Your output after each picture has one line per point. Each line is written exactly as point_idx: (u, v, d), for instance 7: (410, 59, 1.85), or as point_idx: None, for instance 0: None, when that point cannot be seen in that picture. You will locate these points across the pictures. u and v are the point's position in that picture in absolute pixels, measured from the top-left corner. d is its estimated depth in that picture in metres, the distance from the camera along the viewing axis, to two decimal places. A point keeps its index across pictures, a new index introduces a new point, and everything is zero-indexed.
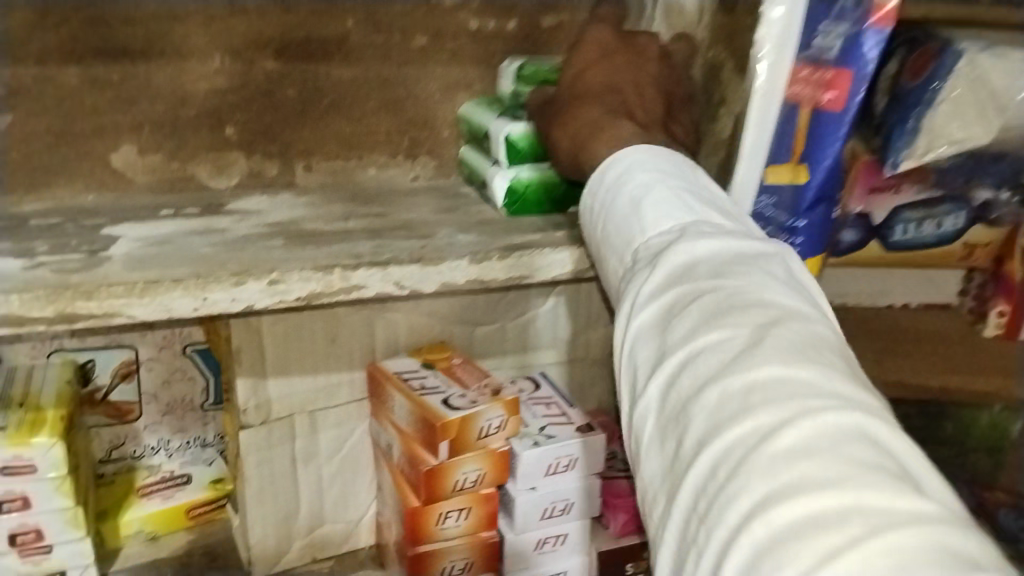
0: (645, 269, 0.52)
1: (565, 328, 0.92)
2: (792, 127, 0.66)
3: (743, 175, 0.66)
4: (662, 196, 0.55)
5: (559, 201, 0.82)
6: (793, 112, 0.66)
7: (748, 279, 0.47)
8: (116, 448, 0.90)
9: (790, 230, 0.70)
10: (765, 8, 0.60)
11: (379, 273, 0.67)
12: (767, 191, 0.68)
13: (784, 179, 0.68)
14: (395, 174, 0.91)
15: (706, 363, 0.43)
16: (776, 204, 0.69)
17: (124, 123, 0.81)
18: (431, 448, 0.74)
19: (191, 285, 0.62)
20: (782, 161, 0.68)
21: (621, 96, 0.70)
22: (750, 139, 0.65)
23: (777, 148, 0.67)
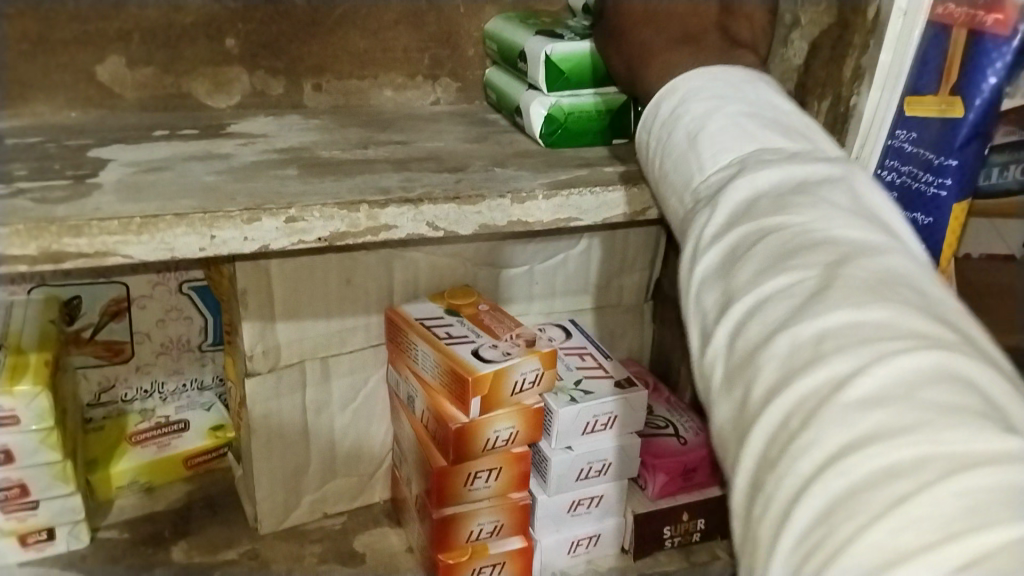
0: (703, 207, 0.40)
1: (596, 273, 0.86)
2: (933, 54, 0.57)
3: (876, 103, 0.60)
4: (726, 126, 0.43)
5: (601, 133, 0.73)
6: (941, 34, 0.57)
7: (814, 210, 0.36)
8: (105, 392, 0.82)
9: (936, 171, 0.59)
10: None
11: (410, 212, 0.59)
12: (904, 125, 0.60)
13: (930, 111, 0.58)
14: (414, 97, 0.82)
15: (773, 310, 0.33)
16: (916, 142, 0.60)
17: (111, 30, 0.71)
18: (461, 405, 0.67)
19: (197, 222, 0.54)
20: (927, 92, 0.58)
21: (674, 18, 0.56)
22: (887, 60, 0.59)
23: (917, 76, 0.58)
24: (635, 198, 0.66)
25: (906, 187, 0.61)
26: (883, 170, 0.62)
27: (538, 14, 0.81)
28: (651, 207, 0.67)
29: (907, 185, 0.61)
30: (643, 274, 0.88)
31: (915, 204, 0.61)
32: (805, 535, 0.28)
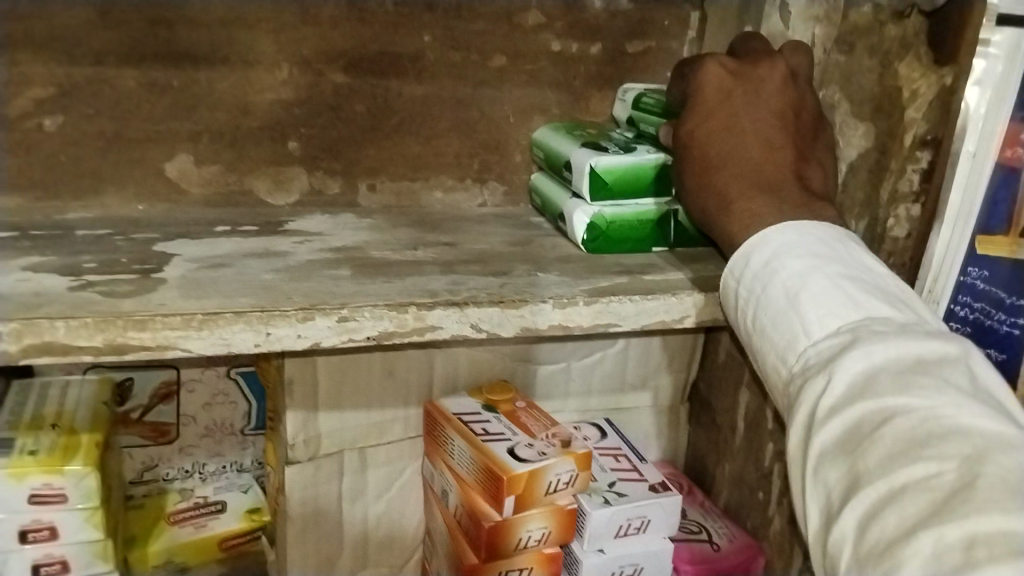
0: (818, 377, 0.48)
1: (633, 373, 0.88)
2: (1005, 195, 0.62)
3: (947, 240, 0.64)
4: (824, 293, 0.51)
5: (642, 241, 0.76)
6: (1008, 178, 0.62)
7: (939, 395, 0.44)
8: (149, 470, 0.85)
9: (1009, 309, 0.64)
10: (973, 67, 0.61)
11: (456, 314, 0.62)
12: (976, 262, 0.64)
13: (1000, 250, 0.63)
14: (462, 199, 0.86)
15: (912, 502, 0.41)
16: (987, 279, 0.64)
17: (182, 131, 0.75)
18: (495, 503, 0.68)
19: (253, 319, 0.56)
20: (998, 232, 0.63)
21: (754, 163, 0.60)
22: (958, 200, 0.63)
23: (988, 216, 0.63)
24: (675, 306, 0.67)
25: (980, 323, 0.65)
26: (956, 305, 0.65)
27: (585, 125, 0.84)
28: (690, 316, 0.68)
29: (980, 320, 0.65)
30: (680, 376, 0.89)
31: (988, 339, 0.65)
32: None
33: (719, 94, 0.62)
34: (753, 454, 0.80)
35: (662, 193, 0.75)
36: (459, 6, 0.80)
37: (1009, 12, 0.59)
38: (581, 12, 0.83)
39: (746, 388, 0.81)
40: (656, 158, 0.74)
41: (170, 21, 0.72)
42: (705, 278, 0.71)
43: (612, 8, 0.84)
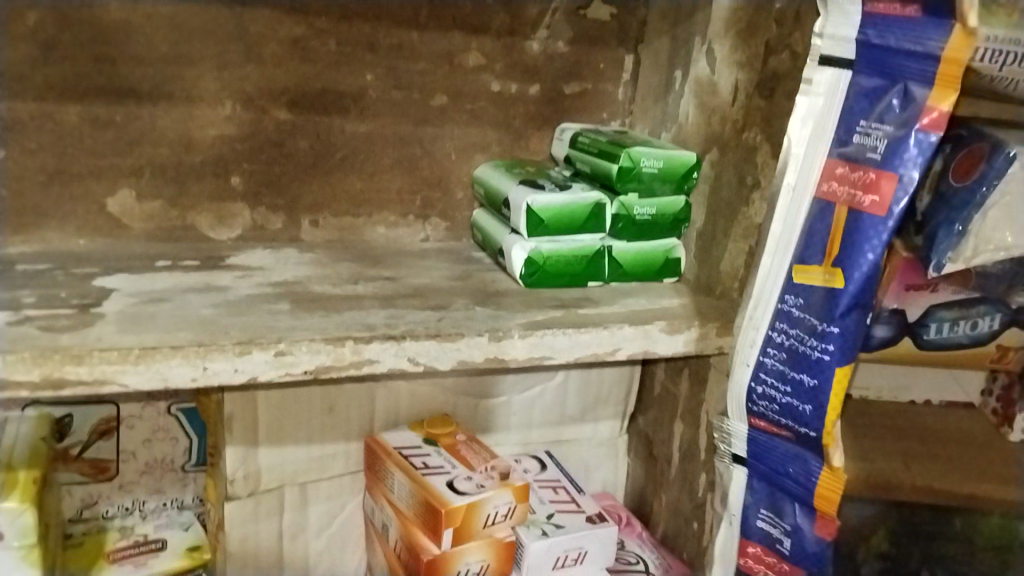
0: None
1: (573, 405, 0.90)
2: (823, 226, 0.58)
3: (767, 268, 0.62)
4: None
5: (579, 276, 0.78)
6: (827, 210, 0.58)
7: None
8: (88, 508, 0.84)
9: (819, 336, 0.59)
10: (798, 101, 0.59)
11: (392, 347, 0.63)
12: (792, 290, 0.61)
13: (815, 280, 0.59)
14: (405, 234, 0.87)
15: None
16: (802, 307, 0.60)
17: (124, 166, 0.76)
18: (434, 536, 0.70)
19: (191, 353, 0.57)
20: (812, 262, 0.59)
21: None
22: (777, 231, 0.61)
23: (805, 246, 0.60)
24: (608, 338, 0.70)
25: (794, 349, 0.61)
26: (774, 332, 0.62)
27: (525, 163, 0.87)
28: (622, 347, 0.70)
29: (795, 346, 0.61)
30: (619, 407, 0.92)
31: (802, 365, 0.61)
32: None
33: None
34: (687, 484, 0.82)
35: (599, 231, 0.78)
36: (401, 46, 0.82)
37: (831, 50, 0.57)
38: (520, 54, 0.86)
39: (682, 419, 0.83)
40: (592, 198, 0.76)
41: (113, 58, 0.73)
42: (638, 311, 0.74)
43: (551, 50, 0.87)
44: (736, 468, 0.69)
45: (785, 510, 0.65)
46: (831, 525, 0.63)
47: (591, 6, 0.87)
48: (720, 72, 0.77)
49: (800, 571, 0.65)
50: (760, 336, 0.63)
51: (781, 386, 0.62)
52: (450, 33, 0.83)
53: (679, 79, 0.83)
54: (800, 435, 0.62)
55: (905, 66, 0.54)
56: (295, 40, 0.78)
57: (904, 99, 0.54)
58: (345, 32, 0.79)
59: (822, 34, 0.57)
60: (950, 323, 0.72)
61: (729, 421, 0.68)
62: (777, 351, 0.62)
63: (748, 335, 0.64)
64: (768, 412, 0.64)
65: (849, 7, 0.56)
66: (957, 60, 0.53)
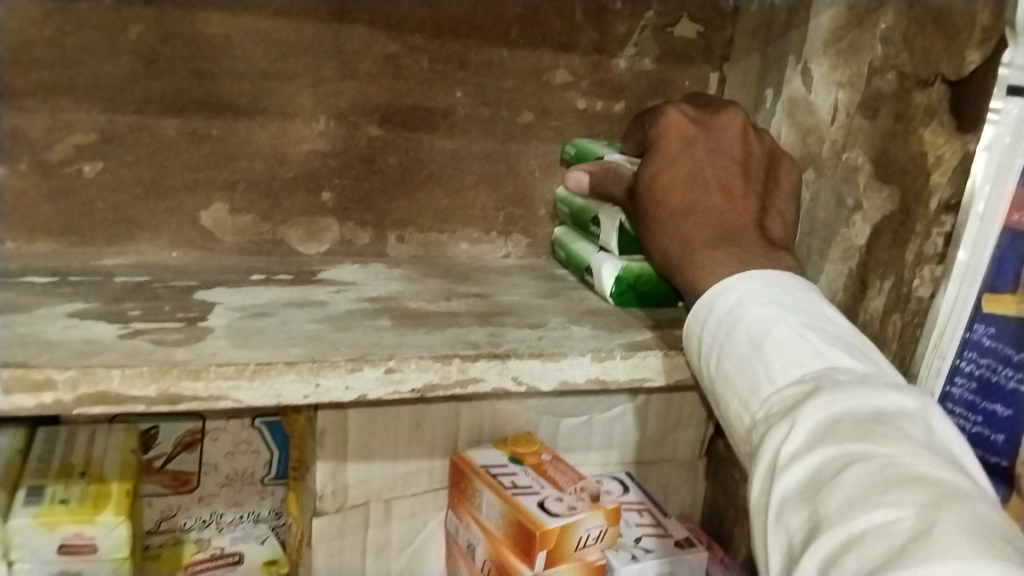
0: (781, 424, 0.45)
1: (653, 427, 0.89)
2: (1016, 257, 0.57)
3: (951, 298, 0.60)
4: (800, 351, 0.48)
5: (669, 297, 0.78)
6: (1020, 239, 0.57)
7: (898, 444, 0.42)
8: (166, 520, 0.83)
9: (1015, 364, 0.57)
10: (987, 127, 0.57)
11: (498, 367, 0.63)
12: (983, 320, 0.58)
13: (1008, 308, 0.57)
14: (487, 250, 0.87)
15: (871, 549, 0.38)
16: (994, 336, 0.58)
17: (218, 179, 0.76)
18: (526, 558, 0.69)
19: (306, 369, 0.57)
20: (1005, 292, 0.57)
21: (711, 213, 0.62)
22: (964, 259, 0.59)
23: (995, 275, 0.58)
24: None
25: (986, 378, 0.58)
26: (961, 360, 0.60)
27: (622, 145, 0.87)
28: None
29: (987, 375, 0.58)
30: (699, 430, 0.91)
31: (994, 395, 0.58)
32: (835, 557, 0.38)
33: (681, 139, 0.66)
34: None
35: None
36: (491, 64, 0.82)
37: (1022, 79, 0.55)
38: (607, 72, 0.86)
39: None
40: None
41: (212, 72, 0.74)
42: None
43: (637, 68, 0.87)
44: None
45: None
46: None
47: (678, 24, 0.87)
48: (818, 92, 0.77)
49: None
50: (945, 366, 0.61)
51: (971, 415, 0.59)
52: (540, 50, 0.83)
53: (771, 99, 0.83)
54: (989, 467, 0.59)
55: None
56: (389, 57, 0.78)
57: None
58: (437, 49, 0.79)
59: (1011, 64, 0.56)
60: None
61: None
62: (965, 381, 0.60)
63: (931, 365, 0.61)
64: None
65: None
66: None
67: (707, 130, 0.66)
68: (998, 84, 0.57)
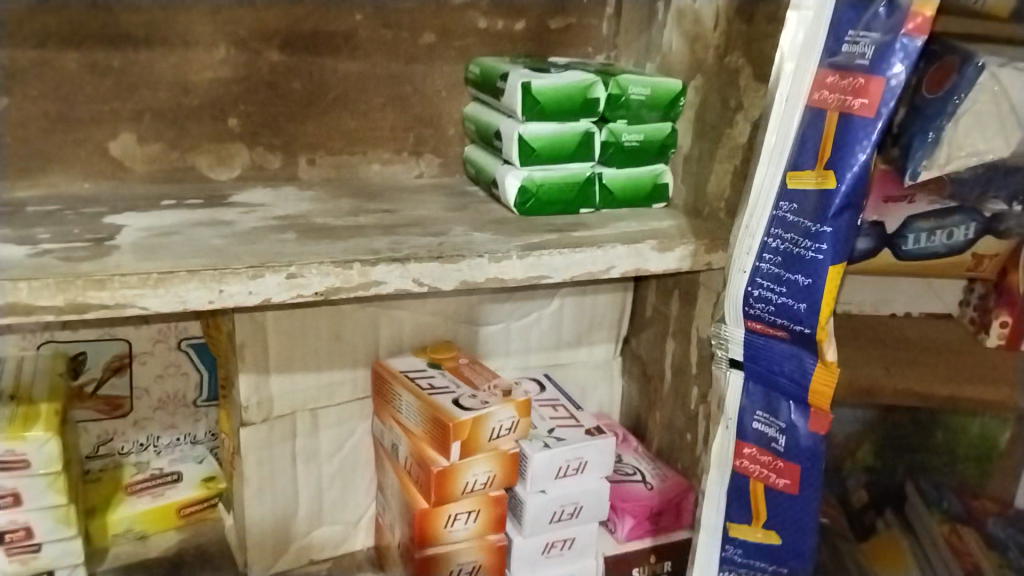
0: None
1: (569, 332, 0.94)
2: (815, 133, 0.63)
3: (763, 178, 0.67)
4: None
5: (570, 205, 0.83)
6: (818, 117, 0.63)
7: None
8: (104, 444, 0.86)
9: (813, 237, 0.63)
10: (791, 14, 0.64)
11: (398, 270, 0.66)
12: (787, 196, 0.65)
13: (808, 185, 0.63)
14: (399, 170, 0.90)
15: None
16: (795, 211, 0.65)
17: (125, 110, 0.78)
18: (442, 448, 0.73)
19: (206, 277, 0.60)
20: (805, 168, 0.64)
21: None
22: (772, 140, 0.66)
23: (798, 153, 0.64)
24: (602, 256, 0.74)
25: (789, 252, 0.66)
26: (769, 237, 0.67)
27: (529, 57, 0.89)
28: (616, 265, 0.74)
29: (790, 250, 0.66)
30: (613, 333, 0.96)
31: (796, 267, 0.65)
32: None
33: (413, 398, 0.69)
34: (680, 401, 0.87)
35: (588, 159, 0.82)
36: None
37: None
38: None
39: (673, 338, 0.88)
40: (582, 126, 0.80)
41: (108, 3, 0.75)
42: (629, 232, 0.78)
43: None
44: (733, 373, 0.74)
45: (781, 408, 0.71)
46: (824, 420, 0.69)
47: None
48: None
49: (796, 466, 0.71)
50: (756, 243, 0.68)
51: (776, 287, 0.67)
52: None
53: (661, 10, 0.86)
54: (795, 335, 0.67)
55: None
56: None
57: (890, 5, 0.58)
58: None
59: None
60: (927, 233, 0.78)
61: (728, 327, 0.73)
62: (772, 256, 0.67)
63: (745, 243, 0.69)
64: (764, 313, 0.69)
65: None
66: None
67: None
68: None
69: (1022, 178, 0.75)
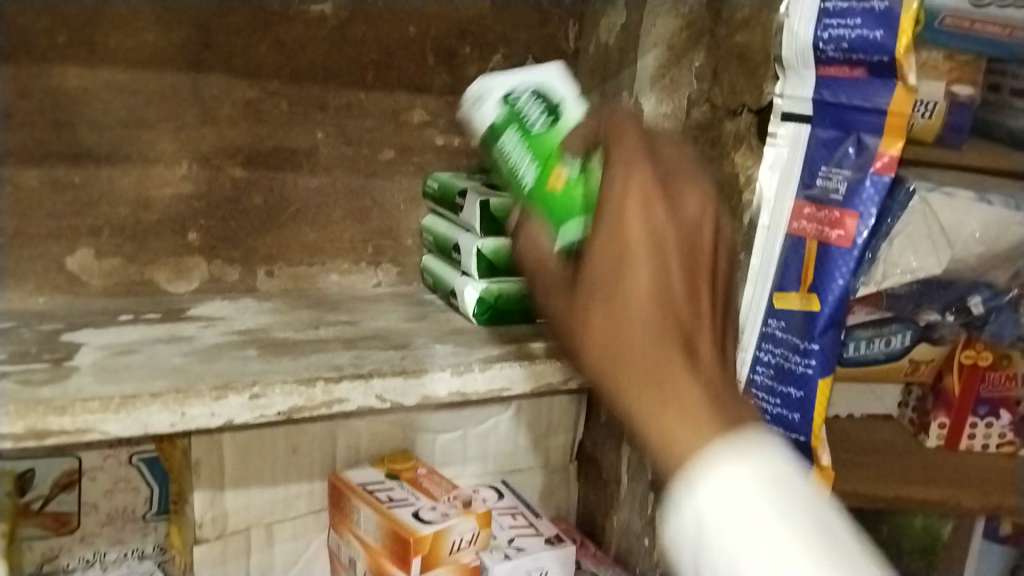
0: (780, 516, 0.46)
1: (525, 436, 0.95)
2: (797, 259, 0.71)
3: (750, 297, 0.73)
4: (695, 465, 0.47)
5: (528, 313, 0.85)
6: (799, 244, 0.71)
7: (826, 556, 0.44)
8: (48, 562, 0.83)
9: (802, 353, 0.71)
10: (766, 149, 0.71)
11: (361, 386, 0.67)
12: (775, 314, 0.72)
13: (793, 305, 0.71)
14: (358, 280, 0.92)
15: None
16: (784, 328, 0.72)
17: (84, 225, 0.78)
18: (402, 565, 0.73)
19: (170, 399, 0.60)
20: (790, 290, 0.71)
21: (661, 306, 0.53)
22: (755, 264, 0.73)
23: (782, 277, 0.72)
24: (562, 368, 0.76)
25: (780, 365, 0.73)
26: (760, 351, 0.74)
27: (483, 171, 0.93)
28: (574, 376, 0.76)
29: (781, 363, 0.73)
30: (567, 436, 0.97)
31: (789, 379, 0.72)
32: None
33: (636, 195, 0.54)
34: (636, 506, 0.88)
35: None
36: (350, 105, 0.87)
37: (791, 108, 0.69)
38: (461, 110, 0.93)
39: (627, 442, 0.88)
40: None
41: (72, 123, 0.76)
42: None
43: None
44: None
45: None
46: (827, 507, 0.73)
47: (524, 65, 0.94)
48: None
49: None
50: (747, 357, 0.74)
51: (772, 398, 0.74)
52: (396, 92, 0.89)
53: None
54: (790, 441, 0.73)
55: (859, 120, 0.67)
56: (249, 102, 0.82)
57: (859, 147, 0.68)
58: (296, 93, 0.84)
59: (782, 94, 0.69)
60: (866, 340, 0.83)
61: None
62: (765, 368, 0.74)
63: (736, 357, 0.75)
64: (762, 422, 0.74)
65: (806, 72, 0.68)
66: (901, 113, 0.66)
67: (679, 214, 0.54)
68: (774, 113, 0.70)
69: (952, 292, 0.81)
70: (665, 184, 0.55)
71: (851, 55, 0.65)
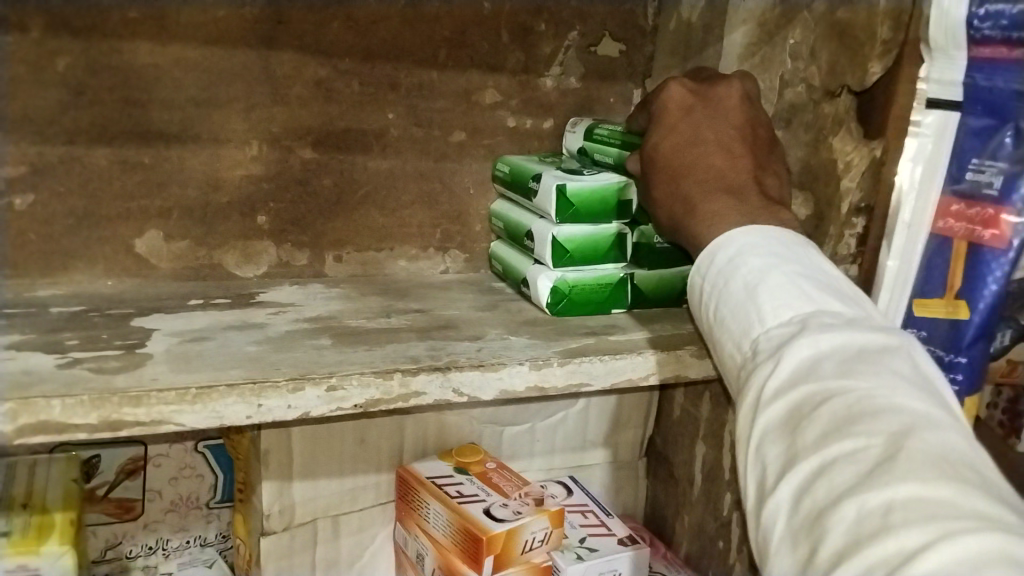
0: (809, 420, 0.45)
1: (594, 432, 0.92)
2: (942, 262, 0.66)
3: (887, 304, 0.68)
4: (783, 299, 0.51)
5: (603, 304, 0.81)
6: (943, 245, 0.66)
7: (860, 450, 0.42)
8: (113, 548, 0.82)
9: (947, 367, 0.66)
10: (909, 140, 0.66)
11: (439, 378, 0.64)
12: (913, 324, 0.68)
13: (936, 313, 0.66)
14: (425, 267, 0.89)
15: (840, 475, 0.42)
16: (925, 339, 0.67)
17: (152, 207, 0.77)
18: (475, 564, 0.70)
19: (246, 391, 0.58)
20: (933, 296, 0.67)
21: (717, 167, 0.64)
22: (893, 266, 0.68)
23: (924, 281, 0.67)
24: (643, 363, 0.72)
25: None
26: None
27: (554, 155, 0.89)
28: (655, 372, 0.73)
29: None
30: (638, 433, 0.94)
31: None
32: (814, 510, 0.42)
33: (681, 111, 0.68)
34: (712, 507, 0.84)
35: (619, 260, 0.81)
36: (421, 85, 0.84)
37: (939, 94, 0.64)
38: (534, 90, 0.89)
39: (703, 442, 0.84)
40: (615, 228, 0.80)
41: (143, 101, 0.74)
42: (666, 337, 0.76)
43: (563, 86, 0.90)
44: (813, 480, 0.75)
45: None
46: None
47: (601, 43, 0.90)
48: None
49: None
50: None
51: None
52: (468, 71, 0.85)
53: None
54: None
55: (1016, 106, 0.61)
56: (320, 81, 0.80)
57: (1016, 137, 0.62)
58: (368, 72, 0.81)
59: (929, 78, 0.64)
60: None
61: None
62: None
63: None
64: None
65: (956, 54, 0.62)
66: None
67: (712, 102, 0.68)
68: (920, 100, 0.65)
69: None
70: (751, 92, 0.70)
71: (1010, 34, 0.60)
